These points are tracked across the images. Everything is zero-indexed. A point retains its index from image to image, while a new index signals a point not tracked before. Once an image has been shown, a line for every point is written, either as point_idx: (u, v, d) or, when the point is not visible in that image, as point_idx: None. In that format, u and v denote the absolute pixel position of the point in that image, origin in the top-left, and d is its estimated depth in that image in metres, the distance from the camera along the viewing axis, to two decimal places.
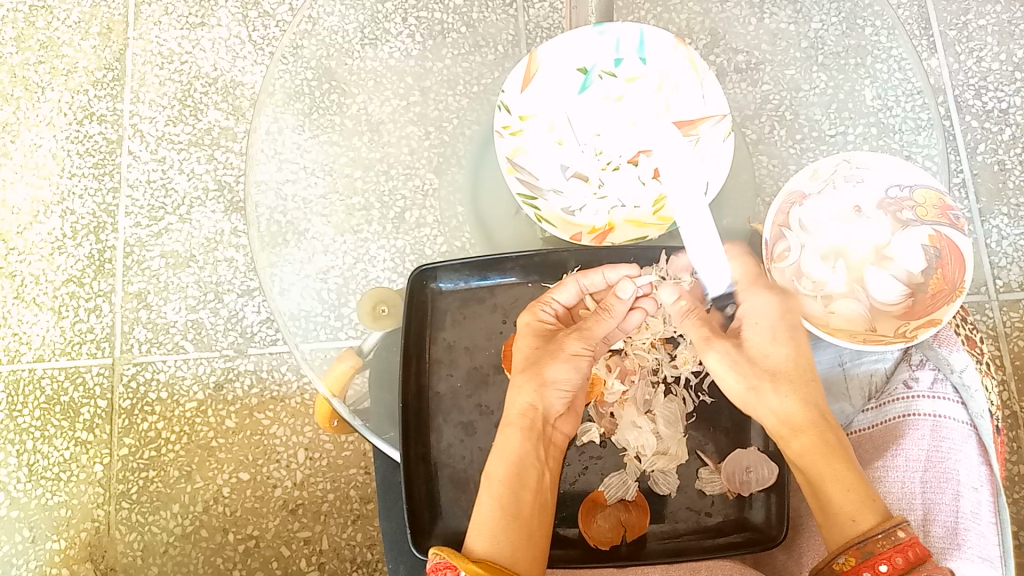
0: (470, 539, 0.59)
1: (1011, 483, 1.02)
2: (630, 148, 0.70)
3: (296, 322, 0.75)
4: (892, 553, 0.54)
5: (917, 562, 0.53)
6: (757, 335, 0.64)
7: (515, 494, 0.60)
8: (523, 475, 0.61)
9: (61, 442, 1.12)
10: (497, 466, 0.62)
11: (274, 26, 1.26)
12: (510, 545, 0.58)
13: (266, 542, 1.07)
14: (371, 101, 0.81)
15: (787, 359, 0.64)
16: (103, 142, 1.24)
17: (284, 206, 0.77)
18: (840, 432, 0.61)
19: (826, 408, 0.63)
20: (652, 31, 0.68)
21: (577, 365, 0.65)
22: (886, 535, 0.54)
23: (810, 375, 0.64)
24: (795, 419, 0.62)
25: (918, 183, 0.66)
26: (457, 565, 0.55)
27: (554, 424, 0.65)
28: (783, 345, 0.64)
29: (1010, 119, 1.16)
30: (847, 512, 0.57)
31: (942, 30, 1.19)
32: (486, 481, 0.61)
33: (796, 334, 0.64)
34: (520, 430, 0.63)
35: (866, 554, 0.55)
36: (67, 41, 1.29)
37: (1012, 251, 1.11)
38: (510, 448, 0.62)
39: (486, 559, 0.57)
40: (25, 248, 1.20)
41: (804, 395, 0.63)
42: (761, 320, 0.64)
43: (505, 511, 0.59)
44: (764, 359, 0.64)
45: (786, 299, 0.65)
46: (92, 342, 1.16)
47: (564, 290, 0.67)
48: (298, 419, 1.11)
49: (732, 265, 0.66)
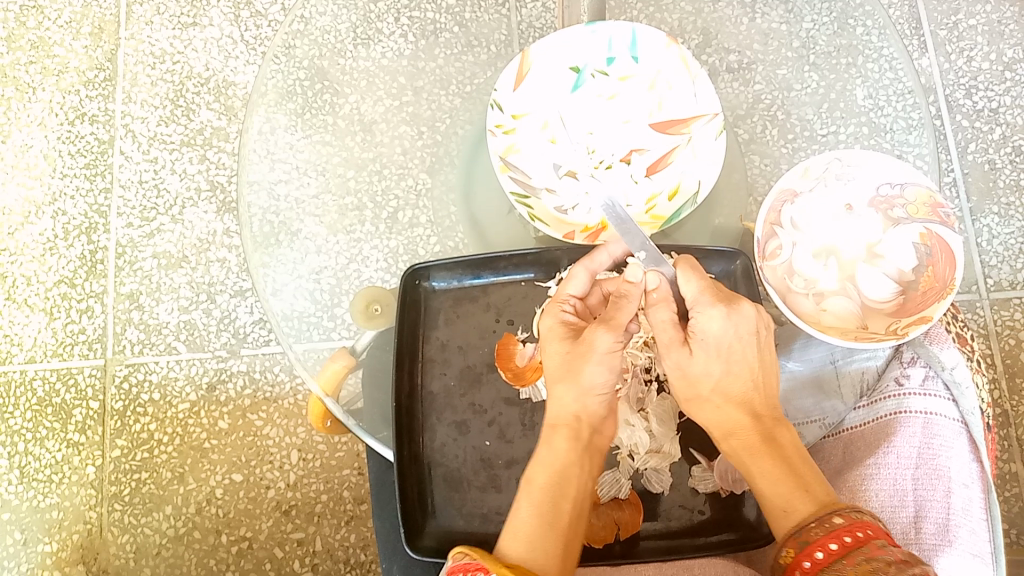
0: (504, 543, 0.56)
1: (1002, 480, 1.03)
2: (622, 147, 0.71)
3: (288, 323, 0.75)
4: (827, 540, 0.54)
5: (856, 545, 0.53)
6: (703, 346, 0.60)
7: (556, 503, 0.58)
8: (565, 483, 0.60)
9: (53, 444, 1.12)
10: (539, 472, 0.60)
11: (267, 26, 1.26)
12: (548, 553, 0.56)
13: (259, 543, 1.06)
14: (363, 101, 0.80)
15: (735, 372, 0.61)
16: (94, 143, 1.23)
17: (277, 206, 0.77)
18: (775, 427, 0.61)
19: (766, 407, 0.61)
20: (643, 31, 0.68)
21: (610, 363, 0.62)
22: (820, 524, 0.55)
23: (756, 383, 0.61)
24: (730, 424, 0.60)
25: (908, 181, 0.64)
26: (490, 568, 0.52)
27: (599, 428, 0.63)
28: (722, 360, 0.60)
29: (1001, 118, 1.17)
30: (780, 504, 0.58)
31: (932, 30, 1.20)
32: (526, 489, 0.59)
33: (740, 345, 0.61)
34: (567, 438, 0.61)
35: (802, 543, 0.55)
36: (59, 42, 1.28)
37: (1002, 250, 1.11)
38: (556, 458, 0.60)
39: (519, 564, 0.55)
40: (16, 249, 1.20)
41: (743, 403, 0.61)
42: (712, 336, 0.60)
43: (544, 518, 0.57)
44: (705, 378, 0.61)
45: (734, 312, 0.60)
46: (84, 343, 1.15)
47: (573, 281, 0.63)
48: (291, 419, 1.10)
49: (687, 282, 0.60)
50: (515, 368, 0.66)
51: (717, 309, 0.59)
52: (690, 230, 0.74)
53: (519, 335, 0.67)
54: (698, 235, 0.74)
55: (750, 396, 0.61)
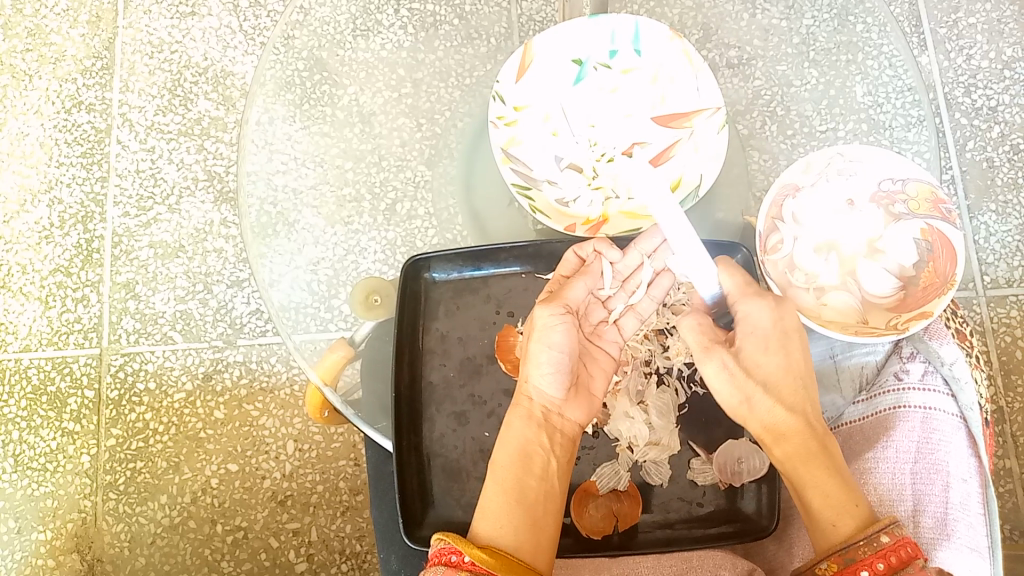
0: (476, 523, 0.57)
1: (997, 476, 1.04)
2: (625, 140, 0.70)
3: (286, 313, 0.75)
4: (874, 559, 0.54)
5: (901, 565, 0.53)
6: (754, 339, 0.60)
7: (522, 479, 0.58)
8: (529, 461, 0.59)
9: (48, 432, 1.11)
10: (502, 453, 0.60)
11: (266, 16, 1.25)
12: (514, 532, 0.56)
13: (254, 534, 1.06)
14: (362, 92, 0.80)
15: (781, 367, 0.60)
16: (91, 131, 1.22)
17: (274, 196, 0.77)
18: (826, 436, 0.59)
19: (815, 412, 0.60)
20: (646, 23, 0.68)
21: (551, 341, 0.62)
22: (869, 542, 0.54)
23: (801, 381, 0.60)
24: (780, 426, 0.59)
25: (910, 176, 0.65)
26: (463, 550, 0.53)
27: (558, 412, 0.62)
28: (776, 354, 0.60)
29: (1000, 117, 1.17)
30: (828, 517, 0.56)
31: (932, 28, 1.20)
32: (492, 470, 0.59)
33: (790, 340, 0.60)
34: (523, 419, 0.60)
35: (847, 559, 0.55)
36: (56, 29, 1.27)
37: (1000, 248, 1.12)
38: (517, 437, 0.60)
39: (489, 545, 0.55)
40: (12, 237, 1.19)
41: (795, 403, 0.59)
42: (761, 330, 0.60)
43: (510, 497, 0.57)
44: (756, 369, 0.60)
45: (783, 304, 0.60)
46: (80, 332, 1.14)
47: (564, 265, 0.65)
48: (287, 410, 1.10)
49: (727, 276, 0.61)
50: (514, 359, 0.66)
51: (761, 302, 0.59)
52: (690, 224, 0.74)
53: (520, 326, 0.67)
54: (699, 228, 0.74)
55: (797, 395, 0.60)
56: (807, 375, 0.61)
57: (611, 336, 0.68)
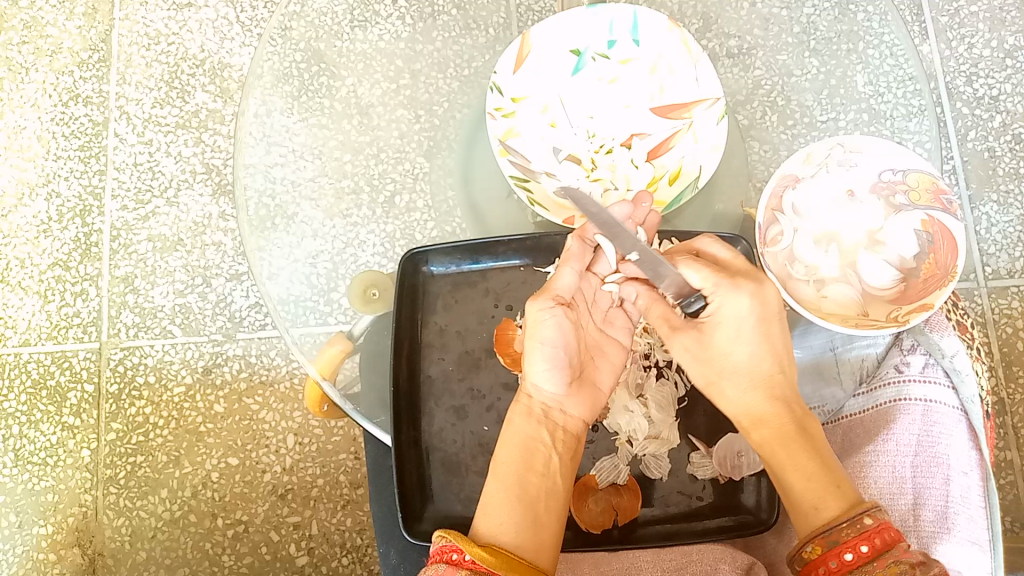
0: (478, 522, 0.56)
1: (998, 467, 1.03)
2: (623, 131, 0.70)
3: (284, 307, 0.74)
4: (858, 541, 0.52)
5: (885, 547, 0.52)
6: (727, 329, 0.58)
7: (523, 476, 0.57)
8: (532, 458, 0.58)
9: (48, 427, 1.11)
10: (505, 452, 0.59)
11: (263, 7, 1.24)
12: (516, 528, 0.55)
13: (255, 527, 1.06)
14: (360, 84, 0.79)
15: (753, 356, 0.59)
16: (89, 124, 1.22)
17: (272, 189, 0.76)
18: (807, 418, 0.59)
19: (795, 395, 0.59)
20: (645, 13, 0.68)
21: (551, 339, 0.60)
22: (851, 524, 0.53)
23: (781, 365, 0.59)
24: (757, 411, 0.59)
25: (911, 166, 0.65)
26: (464, 548, 0.52)
27: (563, 409, 0.61)
28: (748, 343, 0.58)
29: (1001, 106, 1.16)
30: (811, 501, 0.56)
31: (934, 16, 1.19)
32: (494, 468, 0.58)
33: (766, 326, 0.58)
34: (525, 416, 0.60)
35: (831, 542, 0.53)
36: (52, 21, 1.27)
37: (1001, 238, 1.11)
38: (519, 434, 0.59)
39: (491, 543, 0.54)
40: (10, 231, 1.19)
41: (771, 387, 0.59)
42: (735, 321, 0.58)
43: (514, 495, 0.56)
44: (725, 357, 0.59)
45: (757, 290, 0.57)
46: (79, 326, 1.14)
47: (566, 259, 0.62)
48: (287, 404, 1.10)
49: (694, 271, 0.58)
50: (513, 353, 0.65)
51: (739, 292, 0.57)
52: (690, 216, 0.74)
53: (518, 319, 0.66)
54: (698, 220, 0.74)
55: (775, 380, 0.59)
56: (787, 362, 0.60)
57: (621, 321, 0.67)
